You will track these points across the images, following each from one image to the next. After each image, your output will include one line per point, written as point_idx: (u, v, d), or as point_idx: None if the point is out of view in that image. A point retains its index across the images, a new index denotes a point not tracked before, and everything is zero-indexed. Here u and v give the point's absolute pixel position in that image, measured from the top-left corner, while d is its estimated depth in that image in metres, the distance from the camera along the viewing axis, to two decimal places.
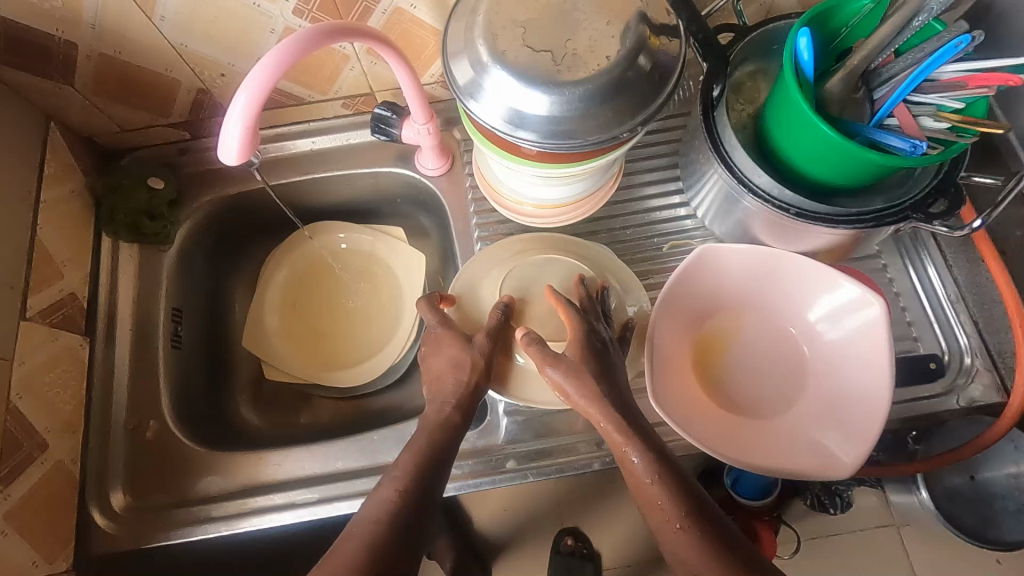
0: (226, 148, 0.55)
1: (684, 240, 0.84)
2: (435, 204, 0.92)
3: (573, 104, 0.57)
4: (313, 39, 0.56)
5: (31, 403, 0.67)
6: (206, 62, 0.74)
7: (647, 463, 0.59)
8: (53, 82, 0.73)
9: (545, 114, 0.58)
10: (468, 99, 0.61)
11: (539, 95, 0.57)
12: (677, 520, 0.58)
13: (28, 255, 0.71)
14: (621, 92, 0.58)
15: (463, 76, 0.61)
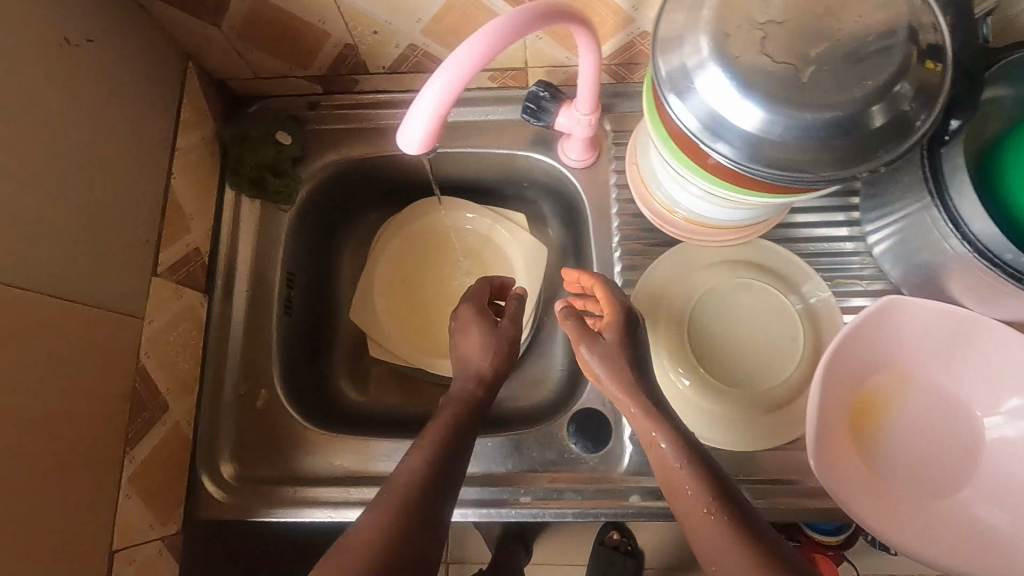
0: (409, 135, 0.49)
1: (848, 278, 0.74)
2: (568, 196, 0.85)
3: (799, 132, 0.49)
4: (524, 21, 0.48)
5: (156, 363, 0.65)
6: (362, 17, 0.67)
7: (674, 447, 0.55)
8: (201, 21, 0.67)
9: (761, 135, 0.50)
10: (670, 96, 0.53)
11: (761, 114, 0.49)
12: (705, 505, 0.52)
13: (161, 206, 0.67)
14: (861, 127, 0.49)
15: (672, 69, 0.53)
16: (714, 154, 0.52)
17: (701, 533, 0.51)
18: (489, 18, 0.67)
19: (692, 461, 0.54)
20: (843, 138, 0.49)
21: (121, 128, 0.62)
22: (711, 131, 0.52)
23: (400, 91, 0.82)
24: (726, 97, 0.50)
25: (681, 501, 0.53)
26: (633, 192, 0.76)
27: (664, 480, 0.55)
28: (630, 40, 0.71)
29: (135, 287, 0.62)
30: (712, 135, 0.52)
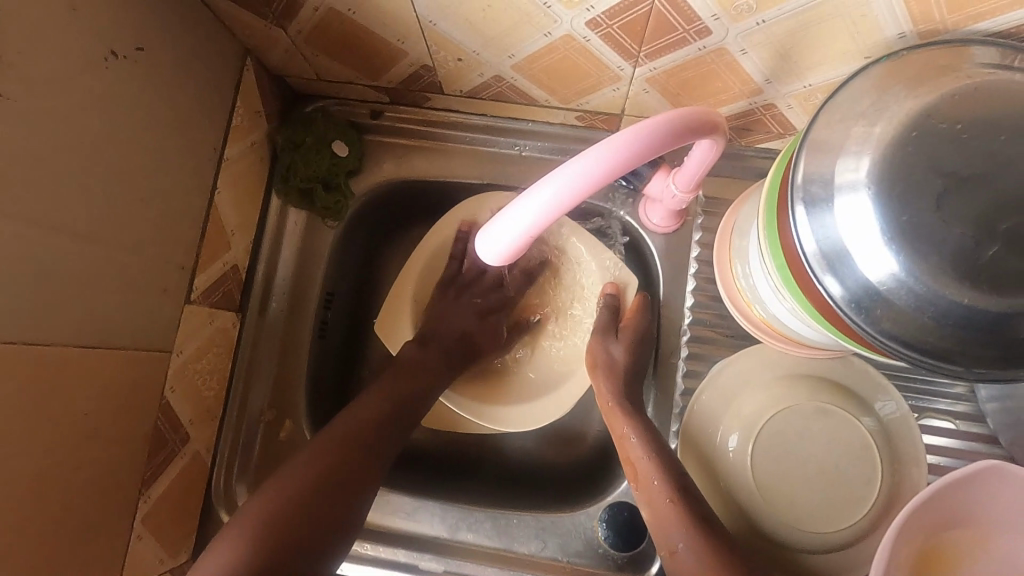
0: (499, 226, 0.47)
1: (937, 411, 0.65)
2: (657, 257, 0.72)
3: (924, 305, 0.40)
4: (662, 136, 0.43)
5: (181, 394, 0.61)
6: (448, 44, 0.58)
7: (643, 441, 0.62)
8: (265, 22, 0.59)
9: (879, 284, 0.41)
10: (801, 200, 0.44)
11: (887, 262, 0.40)
12: (660, 493, 0.59)
13: (203, 226, 0.61)
14: (1000, 329, 0.39)
15: (825, 169, 0.43)
16: (823, 290, 0.43)
17: (661, 518, 0.58)
18: (593, 65, 0.58)
19: (665, 464, 0.60)
20: (1004, 333, 0.39)
21: (170, 146, 0.55)
22: (828, 268, 0.43)
23: (475, 113, 0.73)
24: (866, 235, 0.41)
25: (646, 491, 0.60)
26: (716, 258, 0.67)
27: (629, 470, 0.62)
28: (751, 108, 0.61)
29: (168, 319, 0.58)
30: (825, 267, 0.43)
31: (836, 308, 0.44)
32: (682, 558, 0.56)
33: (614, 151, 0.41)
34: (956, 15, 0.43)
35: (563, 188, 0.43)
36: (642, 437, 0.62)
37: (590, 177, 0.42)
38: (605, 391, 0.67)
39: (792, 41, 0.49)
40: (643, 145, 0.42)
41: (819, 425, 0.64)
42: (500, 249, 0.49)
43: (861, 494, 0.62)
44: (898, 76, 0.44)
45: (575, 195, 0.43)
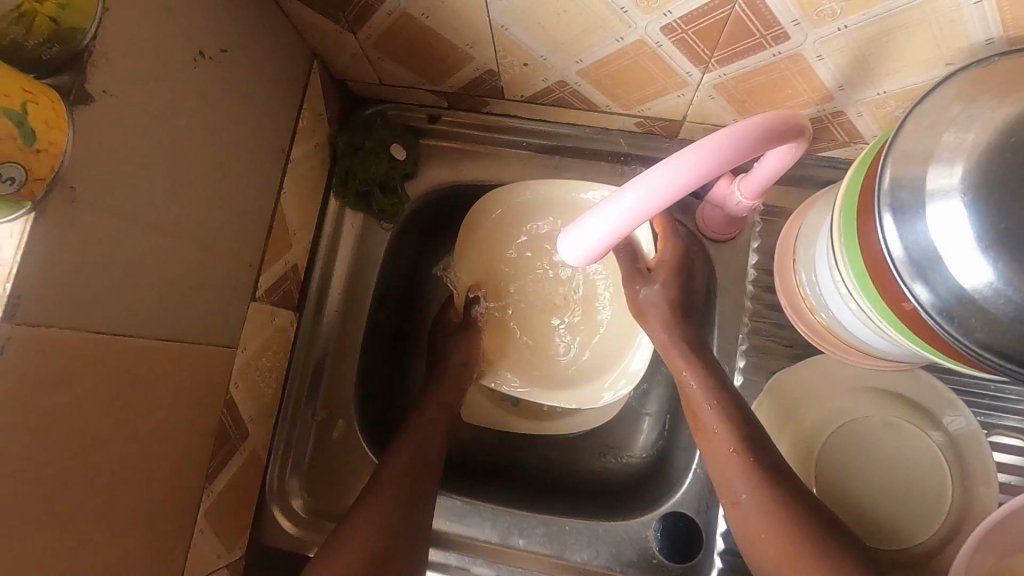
0: (580, 231, 0.47)
1: (1007, 429, 0.63)
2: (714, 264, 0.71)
3: (1023, 315, 0.39)
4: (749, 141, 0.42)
5: (244, 390, 0.62)
6: (516, 49, 0.59)
7: (705, 388, 0.61)
8: (337, 27, 0.60)
9: (972, 292, 0.40)
10: (887, 206, 0.43)
11: (982, 270, 0.39)
12: (729, 445, 0.58)
13: (270, 225, 0.62)
14: None
15: (913, 174, 0.43)
16: (912, 297, 0.42)
17: (725, 467, 0.58)
18: (661, 70, 0.58)
19: (729, 410, 0.59)
20: None
21: (245, 146, 0.56)
22: (918, 275, 0.42)
23: (532, 118, 0.73)
24: (959, 242, 0.40)
25: (708, 441, 0.60)
26: (776, 266, 0.66)
27: (692, 417, 0.62)
28: (820, 115, 0.60)
29: (235, 315, 0.58)
30: (914, 274, 0.42)
31: (925, 316, 0.43)
32: (745, 507, 0.56)
33: (711, 151, 0.41)
34: None
35: (652, 192, 0.43)
36: (703, 383, 0.61)
37: (675, 183, 0.42)
38: (659, 332, 0.66)
39: (873, 47, 0.49)
40: (740, 147, 0.42)
41: (883, 437, 0.63)
42: (582, 251, 0.49)
43: (926, 509, 0.61)
44: (989, 82, 0.43)
45: (660, 202, 0.43)
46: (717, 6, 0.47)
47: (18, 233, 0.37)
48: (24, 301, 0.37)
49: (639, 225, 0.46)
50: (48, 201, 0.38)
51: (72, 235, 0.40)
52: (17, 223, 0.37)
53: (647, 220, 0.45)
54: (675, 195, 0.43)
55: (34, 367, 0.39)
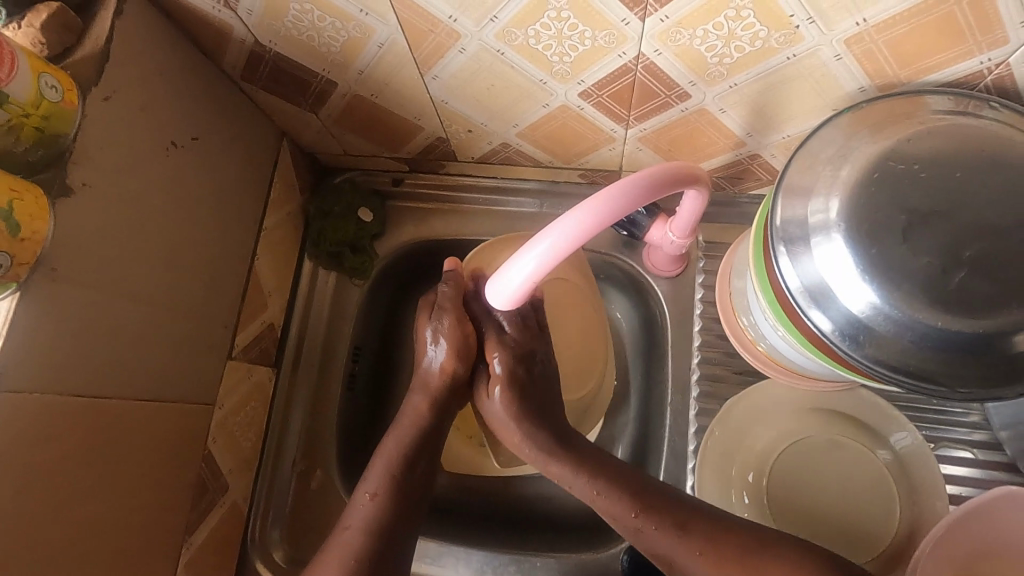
0: (507, 278, 0.52)
1: (953, 441, 0.65)
2: (661, 304, 0.75)
3: (905, 332, 0.43)
4: (641, 192, 0.47)
5: (222, 444, 0.66)
6: (459, 119, 0.66)
7: (605, 483, 0.59)
8: (300, 109, 0.68)
9: (860, 314, 0.44)
10: (781, 242, 0.48)
11: (866, 295, 0.44)
12: (634, 520, 0.57)
13: (244, 289, 0.68)
14: (979, 355, 0.42)
15: (799, 212, 0.48)
16: (811, 322, 0.46)
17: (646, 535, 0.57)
18: (589, 129, 0.64)
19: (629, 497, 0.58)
20: (983, 355, 0.42)
21: (215, 219, 0.62)
22: (814, 304, 0.46)
23: (487, 176, 0.80)
24: (843, 270, 0.44)
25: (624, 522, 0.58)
26: (718, 301, 0.70)
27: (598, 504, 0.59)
28: (738, 159, 0.66)
29: (211, 374, 0.63)
30: (810, 302, 0.46)
31: (824, 339, 0.46)
32: (681, 565, 0.56)
33: (605, 201, 0.46)
34: (907, 69, 0.48)
35: (558, 241, 0.48)
36: (582, 480, 0.60)
37: (577, 232, 0.47)
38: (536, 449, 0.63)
39: (765, 100, 0.55)
40: (626, 198, 0.47)
41: (828, 455, 0.66)
42: (509, 296, 0.53)
43: (878, 518, 0.64)
44: (862, 124, 0.48)
45: (567, 248, 0.48)
46: (621, 74, 0.54)
47: (4, 311, 0.42)
48: (8, 369, 0.42)
49: (553, 273, 0.51)
50: (34, 280, 0.43)
51: (56, 309, 0.45)
52: (5, 303, 0.42)
53: (559, 267, 0.50)
54: (580, 242, 0.48)
55: (21, 429, 0.43)
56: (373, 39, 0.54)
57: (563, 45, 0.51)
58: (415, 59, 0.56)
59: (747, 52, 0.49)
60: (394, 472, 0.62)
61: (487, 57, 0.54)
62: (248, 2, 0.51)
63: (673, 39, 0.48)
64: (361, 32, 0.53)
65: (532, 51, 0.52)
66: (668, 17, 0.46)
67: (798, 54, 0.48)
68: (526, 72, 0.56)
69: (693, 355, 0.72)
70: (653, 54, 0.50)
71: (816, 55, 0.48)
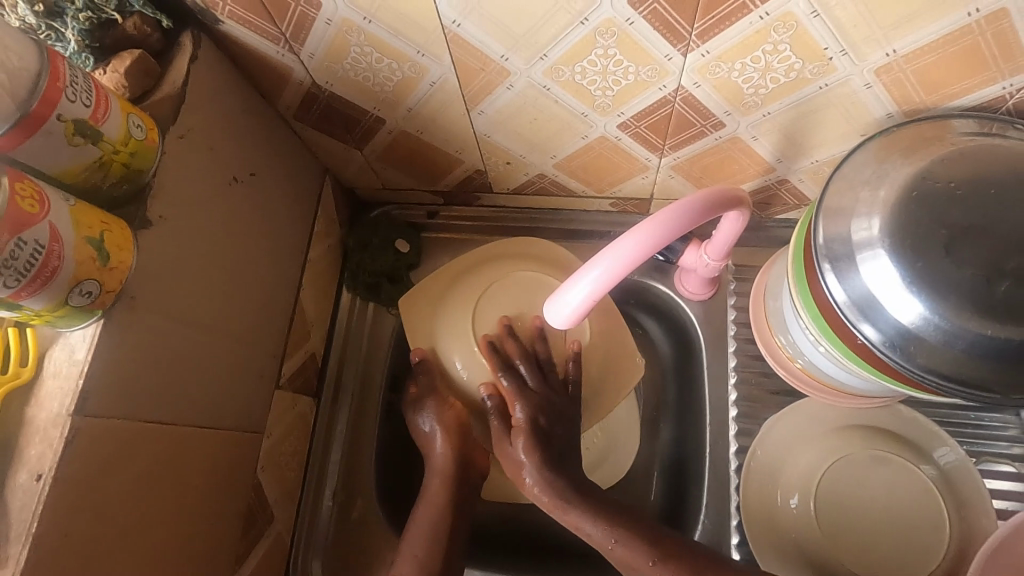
0: (563, 301, 0.54)
1: (994, 455, 0.66)
2: (691, 327, 0.78)
3: (955, 340, 0.45)
4: (693, 214, 0.50)
5: (269, 472, 0.67)
6: (499, 152, 0.69)
7: (603, 528, 0.61)
8: (346, 146, 0.71)
9: (909, 324, 0.46)
10: (827, 259, 0.50)
11: (915, 306, 0.46)
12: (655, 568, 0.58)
13: (291, 319, 0.70)
14: None
15: (840, 234, 0.50)
16: (861, 335, 0.48)
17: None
18: (624, 159, 0.67)
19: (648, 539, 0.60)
20: None
21: (268, 252, 0.64)
22: (862, 316, 0.48)
23: (519, 207, 0.83)
24: (891, 284, 0.47)
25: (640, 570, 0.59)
26: (753, 323, 0.72)
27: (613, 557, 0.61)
28: (767, 184, 0.69)
29: (261, 402, 0.64)
30: (859, 315, 0.48)
31: (875, 351, 0.48)
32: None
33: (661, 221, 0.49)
34: (933, 95, 0.51)
35: (616, 261, 0.50)
36: (599, 527, 0.61)
37: (635, 251, 0.49)
38: (584, 522, 0.62)
39: (796, 128, 0.58)
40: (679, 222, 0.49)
41: (872, 470, 0.67)
42: (564, 315, 0.55)
43: (925, 536, 0.64)
44: (893, 147, 0.51)
45: (624, 267, 0.50)
46: (660, 106, 0.57)
47: (89, 336, 0.44)
48: (91, 394, 0.43)
49: (608, 292, 0.52)
50: (116, 308, 0.45)
51: (134, 335, 0.47)
52: (89, 328, 0.44)
53: (615, 286, 0.52)
54: (637, 262, 0.50)
55: (99, 453, 0.44)
56: (426, 78, 0.57)
57: (607, 80, 0.54)
58: (464, 96, 0.59)
59: (781, 83, 0.52)
60: (417, 552, 0.64)
61: (534, 93, 0.57)
62: (312, 46, 0.54)
63: (712, 72, 0.52)
64: (416, 72, 0.57)
65: (576, 86, 0.56)
66: (708, 52, 0.49)
67: (830, 83, 0.52)
68: (569, 106, 0.59)
69: (729, 375, 0.74)
70: (692, 86, 0.54)
71: (847, 84, 0.51)
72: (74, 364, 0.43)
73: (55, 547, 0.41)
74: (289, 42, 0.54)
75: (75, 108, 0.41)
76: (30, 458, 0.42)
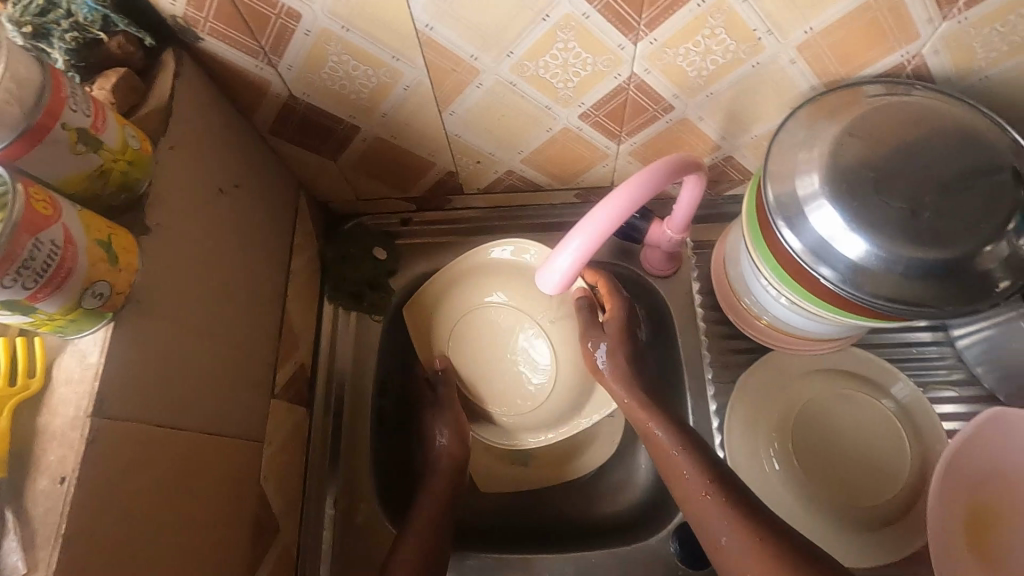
0: (550, 269, 0.56)
1: (937, 383, 0.74)
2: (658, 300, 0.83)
3: (894, 267, 0.52)
4: (664, 175, 0.54)
5: (272, 481, 0.67)
6: (469, 151, 0.73)
7: (670, 434, 0.67)
8: (322, 157, 0.74)
9: (857, 259, 0.53)
10: (781, 214, 0.57)
11: (859, 241, 0.53)
12: (702, 487, 0.63)
13: (280, 329, 0.71)
14: (956, 275, 0.52)
15: (786, 192, 0.57)
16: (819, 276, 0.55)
17: (704, 511, 0.61)
18: (587, 149, 0.73)
19: (701, 463, 0.64)
20: (957, 275, 0.52)
21: (257, 264, 0.66)
22: (817, 259, 0.55)
23: (489, 207, 0.87)
24: (836, 227, 0.53)
25: (681, 485, 0.64)
26: (717, 291, 0.79)
27: (664, 465, 0.67)
28: (714, 163, 0.76)
29: (260, 411, 0.65)
30: (815, 259, 0.55)
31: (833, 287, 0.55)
32: (729, 551, 0.58)
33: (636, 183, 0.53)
34: (847, 66, 0.59)
35: (597, 221, 0.53)
36: (668, 431, 0.67)
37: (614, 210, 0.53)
38: (661, 435, 0.68)
39: (735, 105, 0.65)
40: (618, 210, 0.53)
41: (839, 410, 0.74)
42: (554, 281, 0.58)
43: (890, 462, 0.71)
44: (820, 112, 0.59)
45: (606, 227, 0.53)
46: (616, 93, 0.63)
47: (100, 340, 0.44)
48: (107, 398, 0.44)
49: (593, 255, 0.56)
50: (125, 312, 0.46)
51: (143, 339, 0.47)
52: (98, 333, 0.44)
53: (599, 246, 0.55)
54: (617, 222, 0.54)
55: (117, 456, 0.44)
56: (400, 81, 0.61)
57: (568, 72, 0.60)
58: (437, 98, 0.63)
59: (720, 64, 0.59)
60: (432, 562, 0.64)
61: (502, 90, 0.62)
62: (290, 58, 0.58)
63: (660, 58, 0.58)
64: (391, 77, 0.61)
65: (541, 80, 0.61)
66: (657, 40, 0.56)
67: (761, 61, 0.59)
68: (534, 101, 0.64)
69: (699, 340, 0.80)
70: (643, 73, 0.60)
71: (776, 61, 0.59)
72: (87, 368, 0.44)
73: (82, 552, 0.41)
74: (268, 55, 0.57)
75: (77, 117, 0.42)
76: (48, 465, 0.42)
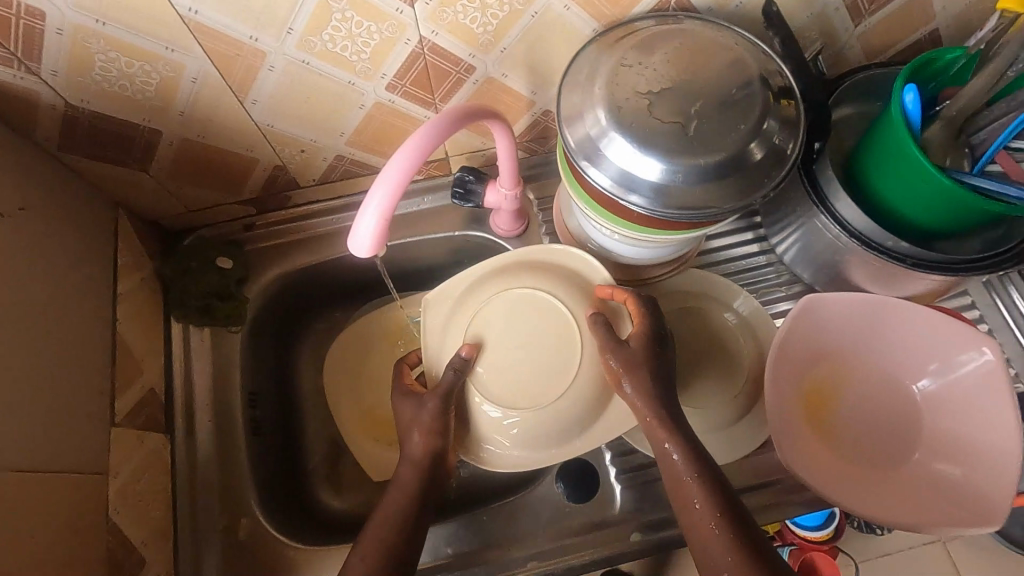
0: (358, 234, 0.53)
1: (769, 287, 0.83)
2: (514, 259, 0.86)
3: (681, 177, 0.57)
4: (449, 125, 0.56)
5: (126, 514, 0.63)
6: (289, 140, 0.72)
7: (686, 461, 0.58)
8: (130, 169, 0.70)
9: (654, 179, 0.58)
10: (581, 153, 0.60)
11: (649, 160, 0.57)
12: (709, 517, 0.55)
13: (113, 355, 0.67)
14: (732, 174, 0.58)
15: (580, 130, 0.60)
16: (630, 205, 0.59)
17: (706, 543, 0.54)
18: (407, 122, 0.74)
19: (709, 488, 0.56)
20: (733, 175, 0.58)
21: (67, 290, 0.62)
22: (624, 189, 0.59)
23: (333, 198, 0.86)
24: (627, 152, 0.57)
25: (688, 513, 0.56)
26: (564, 242, 0.83)
27: (674, 490, 0.58)
28: (536, 119, 0.79)
29: (96, 443, 0.61)
30: (624, 189, 0.59)
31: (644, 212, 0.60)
32: None
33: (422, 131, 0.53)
34: (616, 6, 0.64)
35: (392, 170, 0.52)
36: (684, 455, 0.58)
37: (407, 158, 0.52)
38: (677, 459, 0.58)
39: (532, 57, 0.69)
40: (409, 158, 0.52)
41: (684, 326, 0.80)
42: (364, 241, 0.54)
43: (731, 364, 0.78)
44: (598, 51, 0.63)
45: (400, 174, 0.52)
46: (413, 60, 0.64)
47: None
48: None
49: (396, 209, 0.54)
50: None
51: None
52: None
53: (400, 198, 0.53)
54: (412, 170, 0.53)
55: None
56: (185, 75, 0.59)
57: (357, 43, 0.60)
58: (230, 87, 0.62)
59: (502, 18, 0.62)
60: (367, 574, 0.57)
61: (296, 70, 0.62)
62: (51, 63, 0.54)
63: (441, 18, 0.60)
64: (172, 70, 0.58)
65: (333, 55, 0.61)
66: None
67: (538, 11, 0.62)
68: (334, 78, 0.64)
69: None
70: (431, 35, 0.62)
71: (551, 9, 0.62)
72: None
73: None
74: (24, 62, 0.53)
75: None
76: None
